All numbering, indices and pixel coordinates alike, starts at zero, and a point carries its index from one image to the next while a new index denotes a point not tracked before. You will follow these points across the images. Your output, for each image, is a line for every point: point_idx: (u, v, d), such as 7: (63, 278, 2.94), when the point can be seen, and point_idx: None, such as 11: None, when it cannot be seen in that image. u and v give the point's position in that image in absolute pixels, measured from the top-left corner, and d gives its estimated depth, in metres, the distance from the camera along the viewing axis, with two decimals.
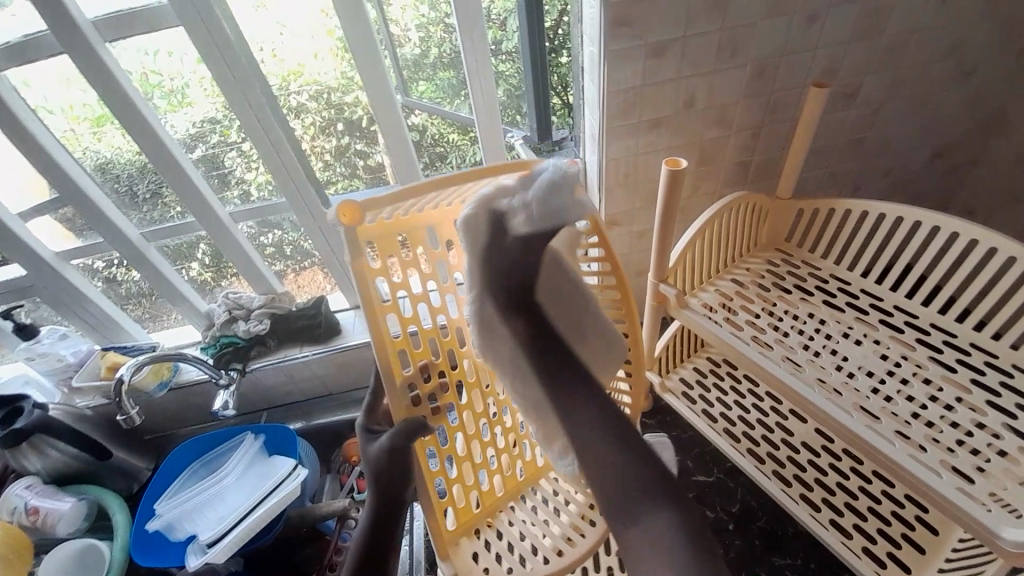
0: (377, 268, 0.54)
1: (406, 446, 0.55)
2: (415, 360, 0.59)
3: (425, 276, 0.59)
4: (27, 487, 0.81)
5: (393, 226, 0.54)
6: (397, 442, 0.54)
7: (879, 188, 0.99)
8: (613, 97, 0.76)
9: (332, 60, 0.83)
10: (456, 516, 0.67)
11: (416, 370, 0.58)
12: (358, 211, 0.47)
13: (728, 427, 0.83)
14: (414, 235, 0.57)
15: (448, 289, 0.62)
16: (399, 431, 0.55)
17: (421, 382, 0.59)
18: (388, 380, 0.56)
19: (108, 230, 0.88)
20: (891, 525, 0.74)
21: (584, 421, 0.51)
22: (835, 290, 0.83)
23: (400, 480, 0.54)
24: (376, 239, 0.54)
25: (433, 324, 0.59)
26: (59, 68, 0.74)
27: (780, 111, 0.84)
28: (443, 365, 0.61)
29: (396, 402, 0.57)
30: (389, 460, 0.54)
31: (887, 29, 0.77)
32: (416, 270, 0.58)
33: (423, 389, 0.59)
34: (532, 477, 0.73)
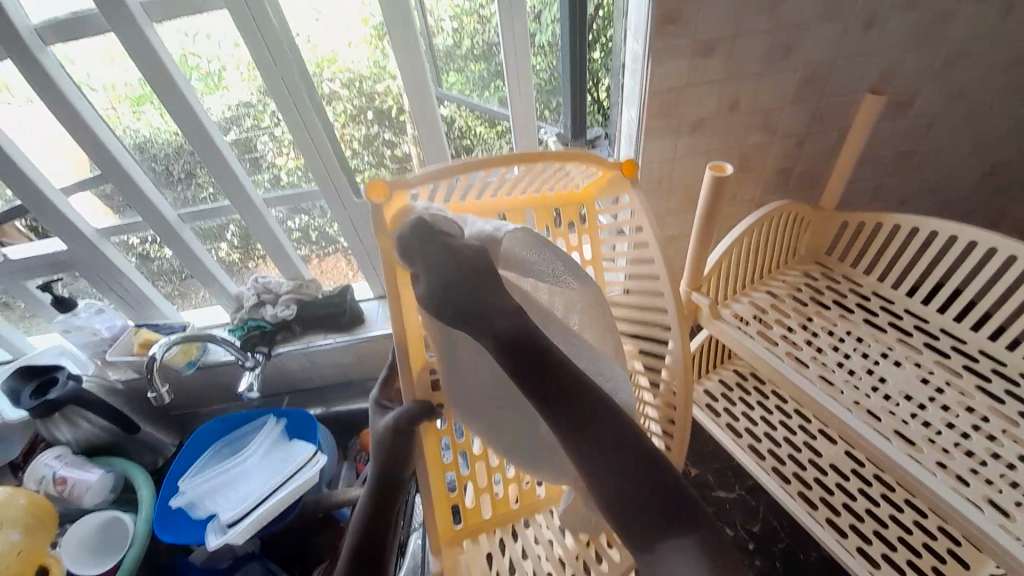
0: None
1: (412, 429, 0.53)
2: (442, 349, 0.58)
3: None
4: (56, 457, 0.83)
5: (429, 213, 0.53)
6: (403, 420, 0.53)
7: (928, 203, 0.94)
8: (654, 96, 0.74)
9: (365, 49, 0.83)
10: (465, 516, 0.66)
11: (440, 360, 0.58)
12: (386, 188, 0.46)
13: (753, 443, 0.80)
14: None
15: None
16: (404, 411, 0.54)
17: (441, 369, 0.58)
18: (405, 374, 0.55)
19: (144, 209, 0.89)
20: (921, 557, 0.71)
21: (578, 454, 0.41)
22: (877, 308, 0.79)
23: (404, 460, 0.52)
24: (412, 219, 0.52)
25: None
26: (105, 45, 0.76)
27: (829, 118, 0.80)
28: None
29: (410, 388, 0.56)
30: (393, 437, 0.52)
31: (952, 37, 0.73)
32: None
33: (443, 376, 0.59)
34: (552, 497, 0.70)
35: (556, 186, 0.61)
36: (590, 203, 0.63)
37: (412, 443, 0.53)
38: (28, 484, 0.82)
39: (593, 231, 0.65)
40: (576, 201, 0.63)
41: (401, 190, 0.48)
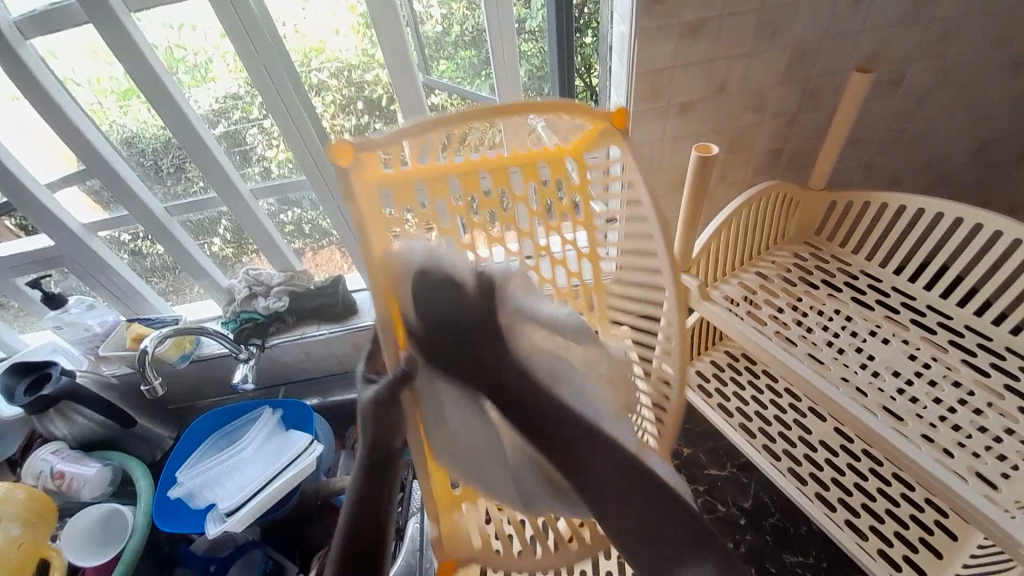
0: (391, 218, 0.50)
1: (395, 406, 0.48)
2: None
3: None
4: (54, 452, 0.84)
5: (410, 173, 0.50)
6: (382, 400, 0.47)
7: (918, 182, 0.95)
8: (643, 79, 0.74)
9: (352, 38, 0.82)
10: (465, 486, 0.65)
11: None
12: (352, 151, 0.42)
13: (744, 423, 0.82)
14: (435, 186, 0.53)
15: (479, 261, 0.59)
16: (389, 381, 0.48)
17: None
18: (385, 338, 0.47)
19: (133, 204, 0.89)
20: (908, 529, 0.72)
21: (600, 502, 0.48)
22: (865, 286, 0.80)
23: (389, 435, 0.48)
24: (393, 186, 0.49)
25: None
26: (85, 39, 0.74)
27: (818, 97, 0.80)
28: None
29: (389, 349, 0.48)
30: (374, 414, 0.47)
31: (941, 12, 0.72)
32: (433, 226, 0.54)
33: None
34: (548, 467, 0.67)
35: (544, 142, 0.57)
36: (583, 158, 0.58)
37: (396, 422, 0.49)
38: (27, 479, 0.83)
39: (587, 189, 0.59)
40: (567, 154, 0.57)
41: (365, 149, 0.44)
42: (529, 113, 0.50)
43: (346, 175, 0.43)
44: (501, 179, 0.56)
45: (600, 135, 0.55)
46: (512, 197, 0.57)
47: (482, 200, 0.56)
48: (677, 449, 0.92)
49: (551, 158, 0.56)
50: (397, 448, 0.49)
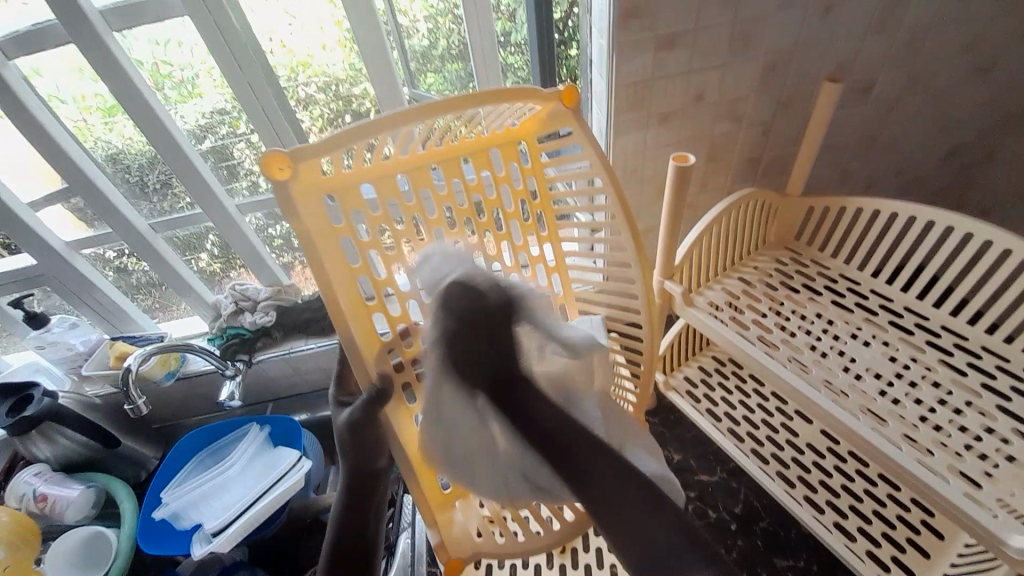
0: (343, 226, 0.51)
1: (373, 418, 0.52)
2: (394, 325, 0.55)
3: (411, 267, 0.56)
4: (36, 474, 0.83)
5: (354, 176, 0.50)
6: (359, 413, 0.51)
7: (894, 186, 0.97)
8: (621, 91, 0.75)
9: (339, 52, 0.83)
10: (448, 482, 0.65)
11: (393, 336, 0.55)
12: (286, 162, 0.43)
13: (732, 427, 0.82)
14: (384, 186, 0.52)
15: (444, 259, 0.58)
16: (366, 400, 0.52)
17: (399, 347, 0.56)
18: (352, 351, 0.51)
19: (116, 220, 0.88)
20: (896, 529, 0.73)
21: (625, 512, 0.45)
22: (844, 290, 0.81)
23: (370, 451, 0.53)
24: (338, 192, 0.50)
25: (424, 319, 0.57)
26: (69, 57, 0.75)
27: (792, 106, 0.82)
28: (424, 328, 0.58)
29: (358, 365, 0.51)
30: (353, 435, 0.51)
31: (905, 22, 0.75)
32: (389, 227, 0.53)
33: (403, 355, 0.56)
34: None
35: (487, 129, 0.57)
36: (531, 139, 0.59)
37: (375, 436, 0.53)
38: (9, 502, 0.81)
39: (539, 171, 0.60)
40: (515, 139, 0.58)
41: (302, 160, 0.44)
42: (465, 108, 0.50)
43: (286, 191, 0.44)
44: (454, 170, 0.56)
45: (554, 116, 0.56)
46: (468, 188, 0.57)
47: (437, 192, 0.55)
48: (667, 454, 0.92)
49: (499, 144, 0.57)
50: (382, 463, 0.54)
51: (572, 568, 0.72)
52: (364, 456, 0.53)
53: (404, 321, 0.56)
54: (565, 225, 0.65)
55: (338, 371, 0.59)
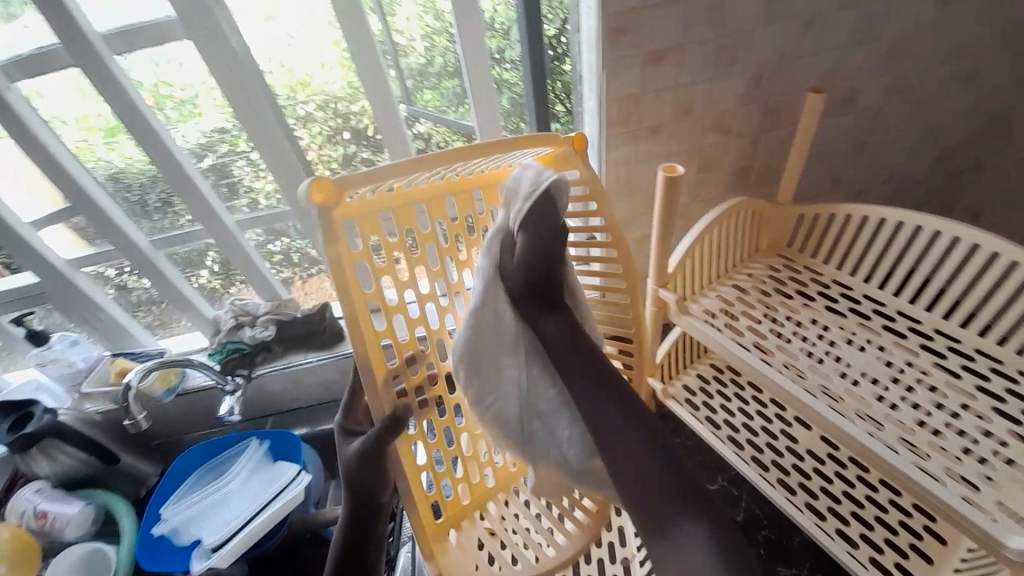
0: (359, 251, 0.49)
1: (380, 451, 0.51)
2: (401, 352, 0.54)
3: (423, 294, 0.56)
4: (36, 491, 0.82)
5: (377, 203, 0.50)
6: (367, 447, 0.50)
7: (883, 192, 0.99)
8: (612, 105, 0.77)
9: (338, 71, 0.85)
10: (444, 509, 0.64)
11: (401, 364, 0.54)
12: (331, 186, 0.44)
13: (732, 435, 0.83)
14: (403, 214, 0.52)
15: (452, 286, 0.58)
16: (374, 434, 0.51)
17: (406, 375, 0.54)
18: (367, 377, 0.49)
19: (116, 237, 0.89)
20: (898, 535, 0.73)
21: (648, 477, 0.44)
22: (837, 295, 0.82)
23: (377, 481, 0.52)
24: (359, 217, 0.49)
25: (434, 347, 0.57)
26: (72, 79, 0.76)
27: (779, 117, 0.84)
28: (432, 357, 0.57)
29: (374, 396, 0.51)
30: (359, 464, 0.51)
31: (884, 35, 0.78)
32: (403, 254, 0.53)
33: (409, 382, 0.55)
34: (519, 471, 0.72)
35: (497, 167, 0.59)
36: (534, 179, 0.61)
37: (382, 467, 0.52)
38: (9, 518, 0.80)
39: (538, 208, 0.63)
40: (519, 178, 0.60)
41: (345, 189, 0.45)
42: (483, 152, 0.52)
43: (327, 216, 0.45)
44: (464, 203, 0.57)
45: (561, 159, 0.58)
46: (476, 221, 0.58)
47: (450, 223, 0.56)
48: None
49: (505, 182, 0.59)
50: (384, 497, 0.54)
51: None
52: (369, 489, 0.52)
53: (412, 349, 0.55)
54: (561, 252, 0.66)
55: (347, 396, 0.58)
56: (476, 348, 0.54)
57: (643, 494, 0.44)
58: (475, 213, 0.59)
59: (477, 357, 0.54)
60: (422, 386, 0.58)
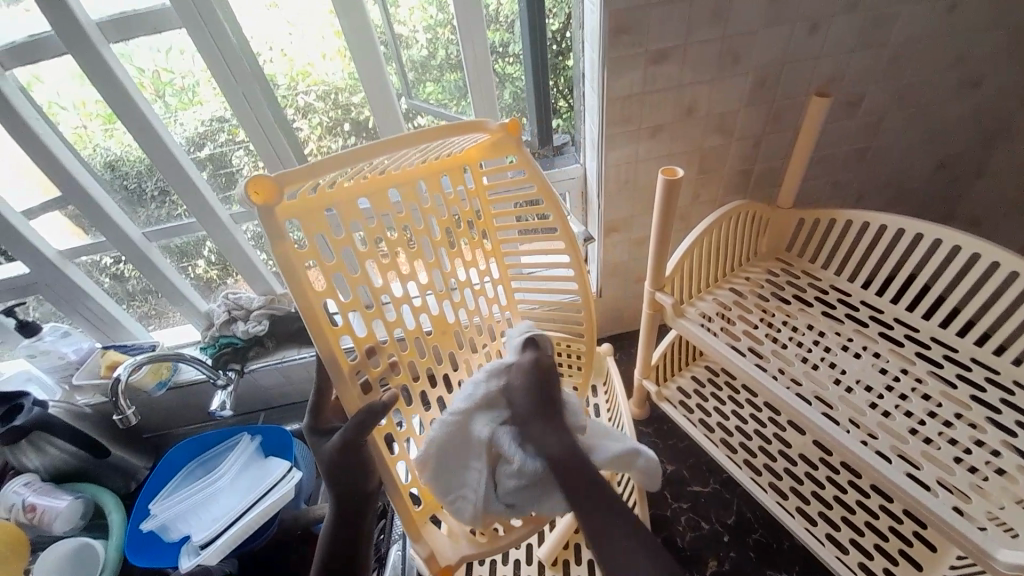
0: (307, 251, 0.46)
1: (359, 443, 0.49)
2: (360, 345, 0.51)
3: (377, 288, 0.51)
4: (26, 485, 0.83)
5: (317, 200, 0.46)
6: (345, 438, 0.48)
7: (886, 197, 0.98)
8: (613, 104, 0.76)
9: (339, 61, 0.84)
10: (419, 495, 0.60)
11: (361, 358, 0.50)
12: (273, 186, 0.40)
13: (725, 438, 0.83)
14: (347, 210, 0.49)
15: (407, 279, 0.54)
16: (348, 428, 0.48)
17: (367, 368, 0.51)
18: (335, 372, 0.47)
19: (110, 228, 0.88)
20: (888, 542, 0.72)
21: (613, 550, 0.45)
22: (835, 301, 0.81)
23: (358, 472, 0.50)
24: (297, 214, 0.45)
25: (391, 340, 0.52)
26: (70, 64, 0.75)
27: (782, 119, 0.83)
28: (392, 348, 0.53)
29: (347, 393, 0.48)
30: (340, 456, 0.49)
31: (892, 38, 0.76)
32: (353, 249, 0.48)
33: (371, 374, 0.51)
34: None
35: (434, 154, 0.55)
36: (475, 165, 0.58)
37: (362, 458, 0.50)
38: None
39: (482, 193, 0.61)
40: (460, 164, 0.57)
41: (288, 187, 0.42)
42: (428, 138, 0.48)
43: (272, 214, 0.41)
44: (410, 195, 0.53)
45: (496, 146, 0.56)
46: (424, 211, 0.55)
47: (398, 215, 0.52)
48: (660, 465, 0.92)
49: (447, 169, 0.56)
50: (371, 485, 0.53)
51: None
52: (354, 485, 0.51)
53: (370, 342, 0.52)
54: (509, 241, 0.65)
55: (313, 402, 0.56)
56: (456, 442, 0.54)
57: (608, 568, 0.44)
58: (421, 203, 0.55)
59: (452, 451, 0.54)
60: (383, 376, 0.54)
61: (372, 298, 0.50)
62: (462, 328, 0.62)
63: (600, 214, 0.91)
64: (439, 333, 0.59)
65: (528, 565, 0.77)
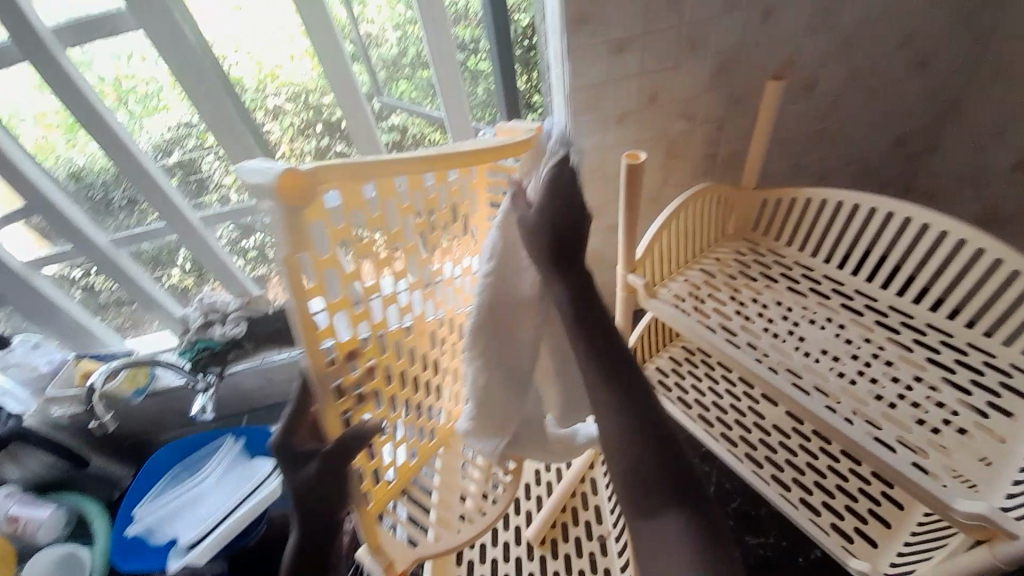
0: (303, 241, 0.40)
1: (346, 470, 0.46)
2: (342, 348, 0.46)
3: (369, 286, 0.48)
4: (6, 496, 0.81)
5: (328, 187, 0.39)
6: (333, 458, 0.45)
7: (846, 177, 1.02)
8: (578, 94, 0.78)
9: (307, 62, 0.83)
10: (372, 494, 0.56)
11: (340, 362, 0.46)
12: (301, 182, 0.36)
13: (702, 414, 0.86)
14: (350, 198, 0.43)
15: (399, 277, 0.51)
16: (327, 451, 0.45)
17: (345, 374, 0.46)
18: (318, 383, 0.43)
19: (77, 239, 0.86)
20: (858, 502, 0.76)
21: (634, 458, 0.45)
22: (799, 276, 0.85)
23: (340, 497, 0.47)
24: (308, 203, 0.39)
25: (374, 341, 0.49)
26: (28, 73, 0.74)
27: (742, 103, 0.86)
28: (371, 352, 0.49)
29: (326, 405, 0.45)
30: (324, 480, 0.45)
31: (841, 22, 0.80)
32: (350, 242, 0.44)
33: (347, 380, 0.47)
34: (443, 439, 0.67)
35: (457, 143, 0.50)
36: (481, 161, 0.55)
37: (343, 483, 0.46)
38: None
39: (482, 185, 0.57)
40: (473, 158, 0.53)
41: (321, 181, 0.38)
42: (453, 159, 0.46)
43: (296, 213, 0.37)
44: (416, 185, 0.48)
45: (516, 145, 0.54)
46: (427, 203, 0.50)
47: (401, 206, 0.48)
48: None
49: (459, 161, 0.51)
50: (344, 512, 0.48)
51: (553, 559, 0.76)
52: (332, 509, 0.46)
53: (352, 348, 0.47)
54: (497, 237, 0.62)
55: (289, 413, 0.46)
56: (492, 342, 0.52)
57: (624, 465, 0.45)
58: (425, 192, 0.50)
59: (501, 343, 0.52)
60: (359, 381, 0.49)
61: (363, 299, 0.47)
62: (439, 327, 0.59)
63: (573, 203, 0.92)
64: (418, 335, 0.55)
65: (517, 546, 0.78)
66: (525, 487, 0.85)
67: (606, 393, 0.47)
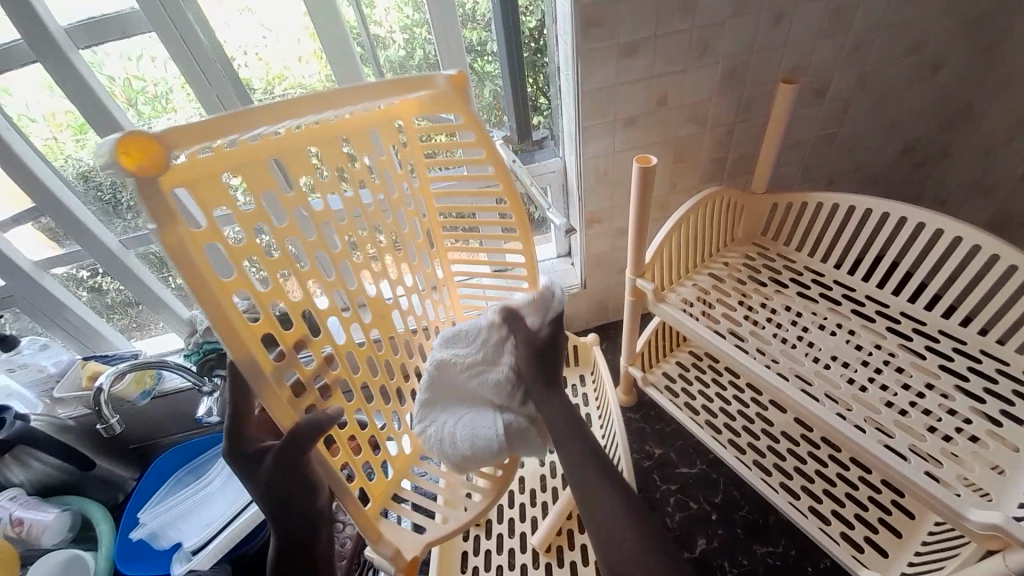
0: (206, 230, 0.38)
1: (306, 462, 0.45)
2: (286, 342, 0.45)
3: (305, 273, 0.47)
4: (11, 499, 0.81)
5: (213, 162, 0.39)
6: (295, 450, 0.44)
7: (855, 182, 1.01)
8: (586, 97, 0.77)
9: (315, 64, 0.83)
10: (368, 493, 0.57)
11: (289, 356, 0.45)
12: (156, 152, 0.33)
13: (710, 419, 0.85)
14: (253, 176, 0.42)
15: (340, 258, 0.50)
16: (281, 446, 0.44)
17: (299, 367, 0.45)
18: (259, 381, 0.41)
19: (85, 239, 0.87)
20: (868, 511, 0.75)
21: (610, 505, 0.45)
22: (809, 281, 0.84)
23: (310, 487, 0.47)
24: (187, 183, 0.38)
25: (325, 330, 0.48)
26: (39, 74, 0.74)
27: (751, 107, 0.85)
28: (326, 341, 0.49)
29: (275, 401, 0.42)
30: (285, 475, 0.45)
31: (854, 25, 0.78)
32: (268, 225, 0.43)
33: (303, 374, 0.46)
34: None
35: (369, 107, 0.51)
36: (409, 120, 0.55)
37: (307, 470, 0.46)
38: None
39: (417, 151, 0.58)
40: (392, 118, 0.53)
41: (178, 147, 0.35)
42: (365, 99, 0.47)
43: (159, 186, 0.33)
44: (335, 159, 0.49)
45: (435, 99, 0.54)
46: (354, 173, 0.50)
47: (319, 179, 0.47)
48: (648, 450, 0.93)
49: (378, 124, 0.52)
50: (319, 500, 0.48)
51: (558, 566, 0.76)
52: (303, 504, 0.46)
53: (299, 337, 0.47)
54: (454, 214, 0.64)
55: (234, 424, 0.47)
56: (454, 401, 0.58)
57: (595, 517, 0.45)
58: (350, 165, 0.50)
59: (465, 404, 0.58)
60: (319, 373, 0.49)
61: (300, 283, 0.46)
62: (400, 311, 0.59)
63: (580, 206, 0.92)
64: (377, 318, 0.56)
65: (522, 554, 0.78)
66: (530, 493, 0.83)
67: (588, 453, 0.50)
